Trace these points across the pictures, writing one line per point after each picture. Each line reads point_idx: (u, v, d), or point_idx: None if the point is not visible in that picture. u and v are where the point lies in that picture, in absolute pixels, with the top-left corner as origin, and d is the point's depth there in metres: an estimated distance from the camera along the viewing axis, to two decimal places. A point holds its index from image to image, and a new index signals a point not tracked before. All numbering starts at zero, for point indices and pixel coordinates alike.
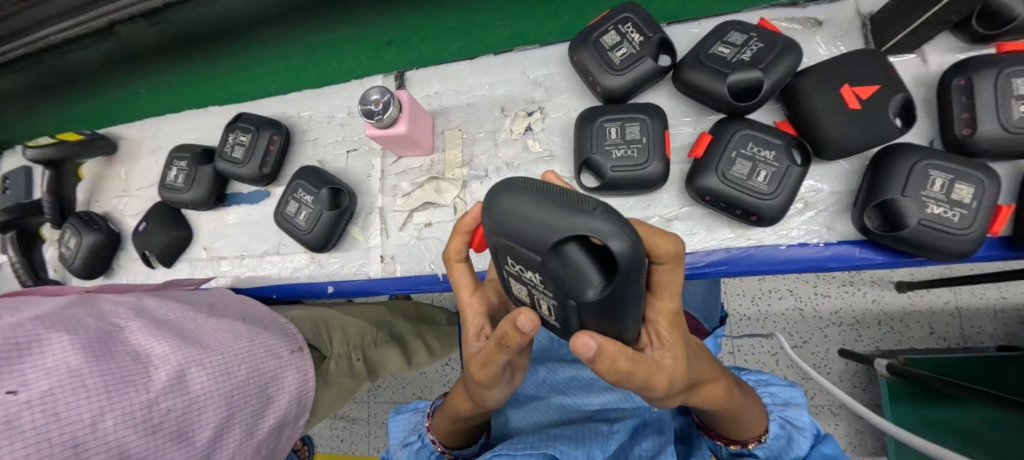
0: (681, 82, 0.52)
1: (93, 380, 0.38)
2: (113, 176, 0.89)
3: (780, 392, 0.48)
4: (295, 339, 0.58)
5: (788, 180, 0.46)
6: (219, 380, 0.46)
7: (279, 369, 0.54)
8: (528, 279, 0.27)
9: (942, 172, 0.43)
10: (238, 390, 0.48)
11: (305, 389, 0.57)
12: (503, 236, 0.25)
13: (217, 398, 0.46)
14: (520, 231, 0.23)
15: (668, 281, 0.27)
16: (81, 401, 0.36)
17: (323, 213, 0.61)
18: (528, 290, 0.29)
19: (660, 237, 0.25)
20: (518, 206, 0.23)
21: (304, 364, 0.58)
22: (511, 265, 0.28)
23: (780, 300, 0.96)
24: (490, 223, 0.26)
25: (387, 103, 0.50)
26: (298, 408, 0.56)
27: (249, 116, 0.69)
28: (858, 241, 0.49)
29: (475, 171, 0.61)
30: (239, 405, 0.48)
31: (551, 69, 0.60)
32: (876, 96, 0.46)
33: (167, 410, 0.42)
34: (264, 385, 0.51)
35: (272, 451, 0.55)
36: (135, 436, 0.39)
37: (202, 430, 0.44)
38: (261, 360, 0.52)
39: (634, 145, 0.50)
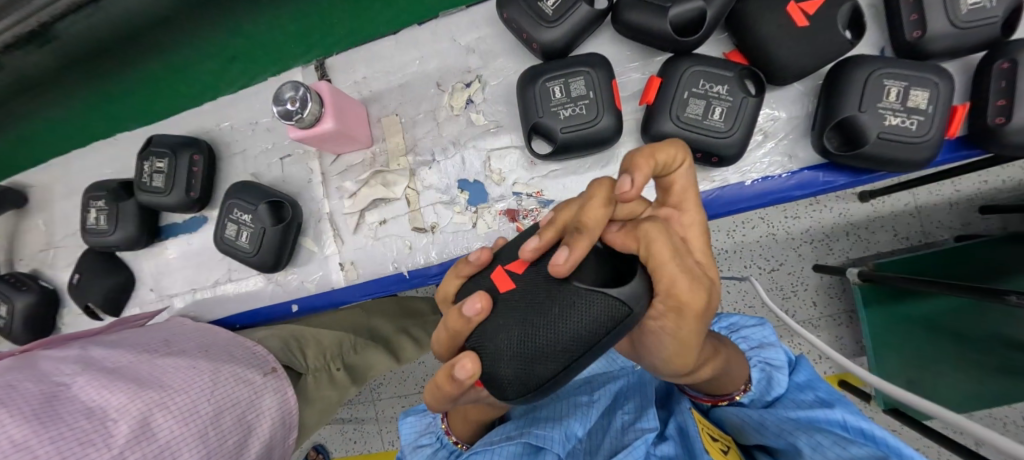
0: (621, 25, 0.48)
1: (43, 449, 0.34)
2: (31, 229, 0.80)
3: (752, 334, 0.49)
4: (266, 362, 0.55)
5: (743, 114, 0.44)
6: (187, 421, 0.43)
7: (255, 395, 0.51)
8: None
9: (896, 80, 0.41)
10: (213, 424, 0.45)
11: (287, 408, 0.55)
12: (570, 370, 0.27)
13: (190, 439, 0.43)
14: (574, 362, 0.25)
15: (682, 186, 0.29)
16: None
17: (267, 230, 0.56)
18: None
19: (668, 146, 0.26)
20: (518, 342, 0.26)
21: (280, 384, 0.55)
22: None
23: (753, 230, 0.97)
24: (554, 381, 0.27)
25: (304, 99, 0.45)
26: (284, 428, 0.54)
27: (161, 138, 0.61)
28: (819, 165, 0.48)
29: (421, 157, 0.56)
30: (219, 440, 0.45)
31: (482, 32, 0.55)
32: (822, 10, 0.43)
33: None
34: (242, 413, 0.49)
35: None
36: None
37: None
38: (233, 391, 0.49)
39: (581, 101, 0.46)
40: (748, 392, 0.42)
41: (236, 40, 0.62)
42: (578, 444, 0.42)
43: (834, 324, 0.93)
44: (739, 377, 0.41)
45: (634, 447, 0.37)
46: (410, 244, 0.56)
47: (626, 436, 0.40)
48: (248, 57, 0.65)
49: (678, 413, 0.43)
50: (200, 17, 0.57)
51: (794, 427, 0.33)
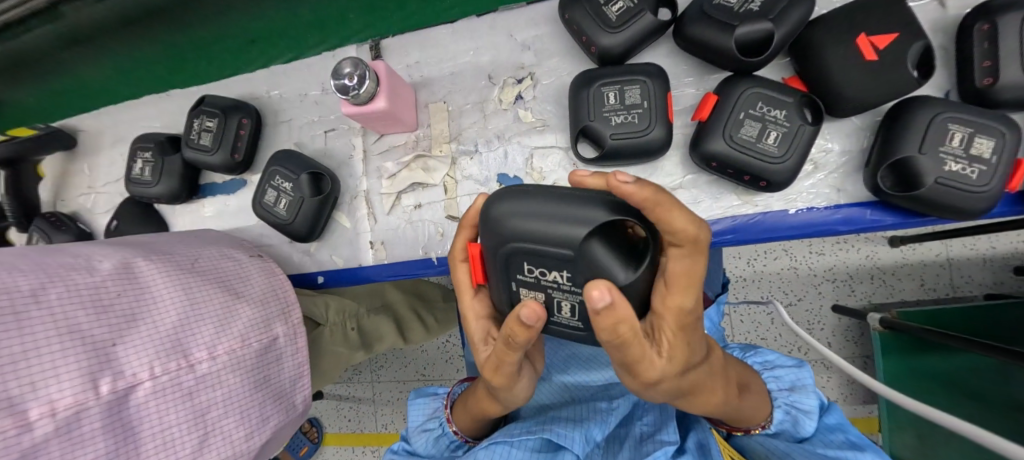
0: (683, 38, 0.48)
1: (27, 268, 0.35)
2: (77, 171, 0.83)
3: (786, 375, 0.46)
4: (252, 250, 0.57)
5: (799, 141, 0.44)
6: (171, 271, 0.43)
7: (241, 268, 0.52)
8: (552, 280, 0.29)
9: (961, 126, 0.40)
10: (201, 280, 0.45)
11: (280, 283, 0.54)
12: (528, 246, 0.27)
13: (173, 284, 0.42)
14: (539, 233, 0.27)
15: (675, 271, 0.26)
16: (17, 277, 0.33)
17: (306, 200, 0.57)
18: (547, 294, 0.30)
19: (675, 213, 0.23)
20: (509, 210, 0.27)
21: (266, 265, 0.55)
22: (530, 269, 0.29)
23: (775, 261, 0.95)
24: (507, 246, 0.28)
25: (362, 76, 0.46)
26: (282, 305, 0.53)
27: (213, 99, 0.63)
28: (868, 202, 0.47)
29: (464, 147, 0.57)
30: (204, 290, 0.44)
31: (539, 30, 0.55)
32: (894, 45, 0.42)
33: (119, 293, 0.38)
34: (227, 278, 0.49)
35: (278, 352, 0.50)
36: (85, 309, 0.35)
37: (170, 309, 0.41)
38: (217, 261, 0.50)
39: (634, 110, 0.46)
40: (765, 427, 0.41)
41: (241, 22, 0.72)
42: (595, 448, 0.42)
43: None
44: (759, 414, 0.40)
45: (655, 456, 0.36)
46: (442, 231, 0.57)
47: (645, 447, 0.40)
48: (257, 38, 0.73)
49: (698, 431, 0.43)
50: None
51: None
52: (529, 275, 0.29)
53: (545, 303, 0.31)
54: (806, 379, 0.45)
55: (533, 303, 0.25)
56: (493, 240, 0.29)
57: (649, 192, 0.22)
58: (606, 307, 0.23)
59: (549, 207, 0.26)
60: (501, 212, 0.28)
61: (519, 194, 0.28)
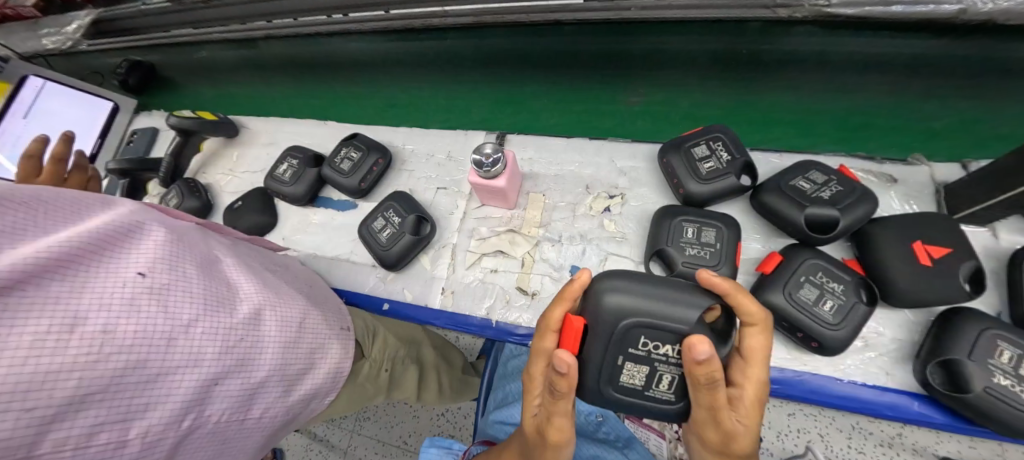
0: (758, 202, 0.58)
1: (200, 292, 0.41)
2: (225, 156, 1.01)
3: None
4: (344, 319, 0.64)
5: (853, 316, 0.49)
6: (281, 329, 0.50)
7: (327, 339, 0.58)
8: (663, 352, 0.40)
9: (1010, 345, 0.44)
10: (293, 345, 0.51)
11: (343, 367, 0.60)
12: (649, 321, 0.39)
13: (276, 344, 0.49)
14: (658, 312, 0.39)
15: (751, 346, 0.38)
16: (188, 304, 0.39)
17: (406, 236, 0.67)
18: (653, 367, 0.41)
19: (743, 296, 0.37)
20: (627, 300, 0.40)
21: (345, 343, 0.62)
22: (646, 343, 0.40)
23: (809, 441, 0.90)
24: (630, 321, 0.40)
25: (496, 159, 0.59)
26: (330, 384, 0.58)
27: (365, 139, 0.79)
28: (916, 394, 0.49)
29: (549, 234, 0.66)
30: (289, 357, 0.51)
31: (637, 162, 0.68)
32: (948, 257, 0.49)
33: (241, 338, 0.44)
34: (312, 349, 0.55)
35: (295, 416, 0.56)
36: (215, 350, 0.41)
37: (260, 368, 0.46)
38: (316, 326, 0.56)
39: (707, 247, 0.54)
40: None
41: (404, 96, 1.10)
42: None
43: None
44: None
45: None
46: (509, 298, 0.64)
47: None
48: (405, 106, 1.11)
49: None
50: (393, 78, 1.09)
51: None
52: (643, 348, 0.40)
53: (647, 377, 0.41)
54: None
55: (564, 354, 0.35)
56: (621, 315, 0.40)
57: (729, 284, 0.37)
58: (702, 361, 0.33)
59: (661, 294, 0.40)
60: (625, 293, 0.40)
61: (633, 281, 0.41)
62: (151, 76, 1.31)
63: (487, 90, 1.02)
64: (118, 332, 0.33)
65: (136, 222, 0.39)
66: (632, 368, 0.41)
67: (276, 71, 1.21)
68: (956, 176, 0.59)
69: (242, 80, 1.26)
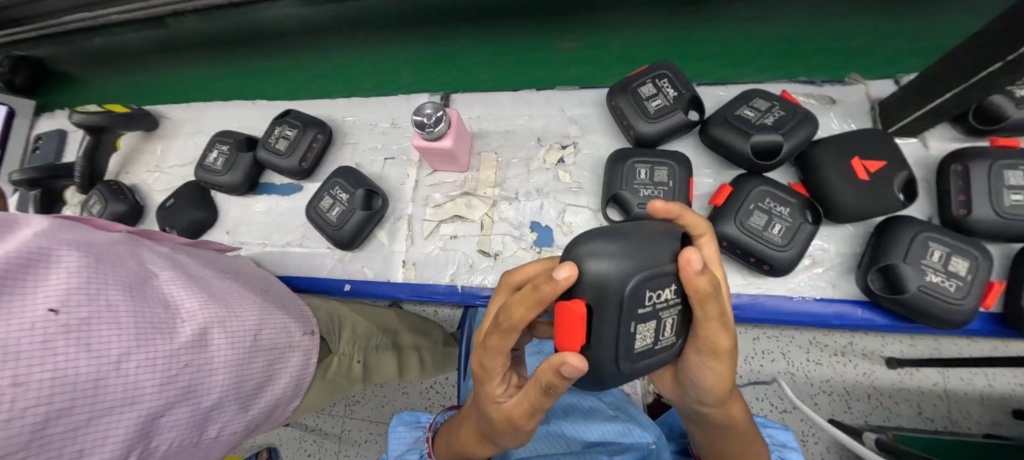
0: (707, 136, 0.57)
1: (128, 321, 0.39)
2: (149, 152, 0.92)
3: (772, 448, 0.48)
4: (309, 324, 0.61)
5: (800, 236, 0.50)
6: (233, 347, 0.48)
7: (288, 347, 0.56)
8: (665, 297, 0.33)
9: (940, 245, 0.47)
10: (247, 360, 0.49)
11: (305, 371, 0.59)
12: (648, 269, 0.31)
13: (228, 363, 0.47)
14: (647, 254, 0.32)
15: (712, 254, 0.36)
16: (115, 337, 0.37)
17: (356, 212, 0.63)
18: (660, 319, 0.34)
19: (695, 215, 0.35)
20: (616, 262, 0.32)
21: (310, 347, 0.60)
22: (652, 295, 0.32)
23: (772, 362, 0.97)
24: (632, 277, 0.31)
25: (438, 119, 0.55)
26: (295, 389, 0.58)
27: (298, 114, 0.73)
28: (860, 301, 0.52)
29: (506, 193, 0.65)
30: (245, 374, 0.49)
31: (587, 109, 0.66)
32: (883, 170, 0.51)
33: (184, 364, 0.42)
34: (272, 359, 0.53)
35: (258, 424, 0.56)
36: (152, 381, 0.39)
37: (210, 391, 0.45)
38: (275, 335, 0.54)
39: (661, 186, 0.54)
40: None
41: (329, 66, 1.01)
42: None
43: None
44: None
45: None
46: (472, 262, 0.62)
47: None
48: (331, 76, 1.02)
49: None
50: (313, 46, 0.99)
51: None
52: (650, 302, 0.32)
53: (656, 332, 0.34)
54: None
55: (575, 360, 0.27)
56: (617, 273, 0.31)
57: (671, 205, 0.34)
58: (701, 271, 0.28)
59: (633, 234, 0.33)
60: (603, 248, 0.32)
61: (603, 238, 0.33)
62: (46, 70, 1.16)
63: (417, 50, 0.95)
64: (32, 382, 0.32)
65: (43, 256, 0.36)
66: (643, 330, 0.33)
67: (183, 52, 1.07)
68: (889, 91, 0.61)
69: (145, 63, 1.12)
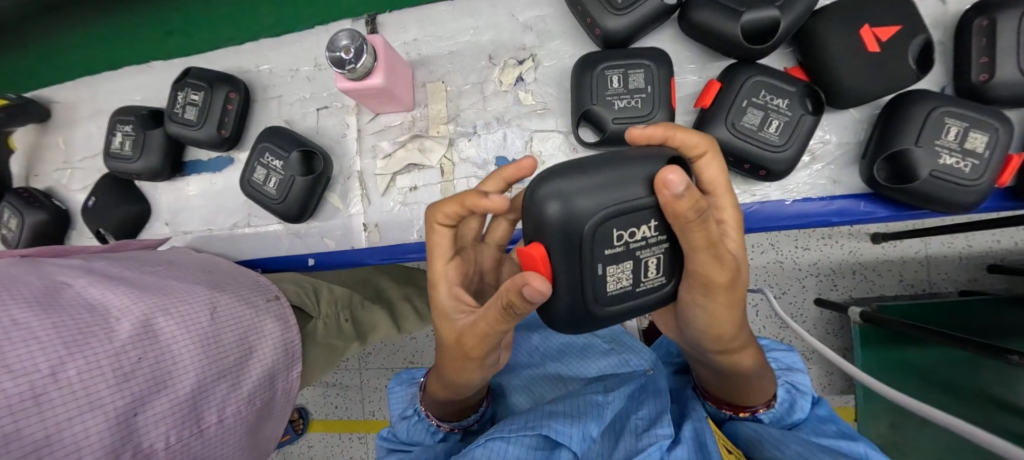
0: (687, 24, 0.48)
1: (44, 333, 0.32)
2: (52, 145, 0.78)
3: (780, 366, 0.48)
4: (270, 289, 0.55)
5: (799, 131, 0.44)
6: (191, 329, 0.41)
7: (257, 318, 0.50)
8: (641, 236, 0.27)
9: (957, 120, 0.41)
10: (216, 339, 0.43)
11: (290, 338, 0.53)
12: (614, 203, 0.26)
13: (194, 346, 0.41)
14: (618, 188, 0.26)
15: (715, 175, 0.31)
16: (36, 352, 0.31)
17: (296, 179, 0.55)
18: (640, 257, 0.28)
19: (687, 129, 0.30)
20: (589, 197, 0.26)
21: (283, 313, 0.54)
22: (620, 234, 0.27)
23: (762, 254, 0.96)
24: (591, 215, 0.26)
25: (359, 51, 0.44)
26: (286, 357, 0.52)
27: (199, 71, 0.60)
28: (862, 194, 0.48)
29: (462, 128, 0.56)
30: (221, 354, 0.43)
31: (542, 10, 0.54)
32: (896, 37, 0.43)
33: (139, 358, 0.36)
34: (244, 334, 0.47)
35: (268, 406, 0.51)
36: (105, 383, 0.33)
37: (186, 378, 0.39)
38: (236, 309, 0.48)
39: (638, 95, 0.45)
40: (770, 408, 0.41)
41: None
42: (594, 444, 0.39)
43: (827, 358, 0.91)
44: (761, 396, 0.41)
45: (650, 452, 0.36)
46: None
47: (641, 440, 0.39)
48: None
49: (694, 420, 0.42)
50: None
51: (793, 439, 0.34)
52: (619, 240, 0.27)
53: (633, 272, 0.29)
54: (803, 381, 0.45)
55: (535, 281, 0.24)
56: (571, 212, 0.26)
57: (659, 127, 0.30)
58: (687, 191, 0.22)
59: (610, 158, 0.27)
60: (566, 182, 0.26)
61: (569, 173, 0.27)
62: None
63: None
64: None
65: None
66: (615, 272, 0.28)
67: None
68: None
69: None
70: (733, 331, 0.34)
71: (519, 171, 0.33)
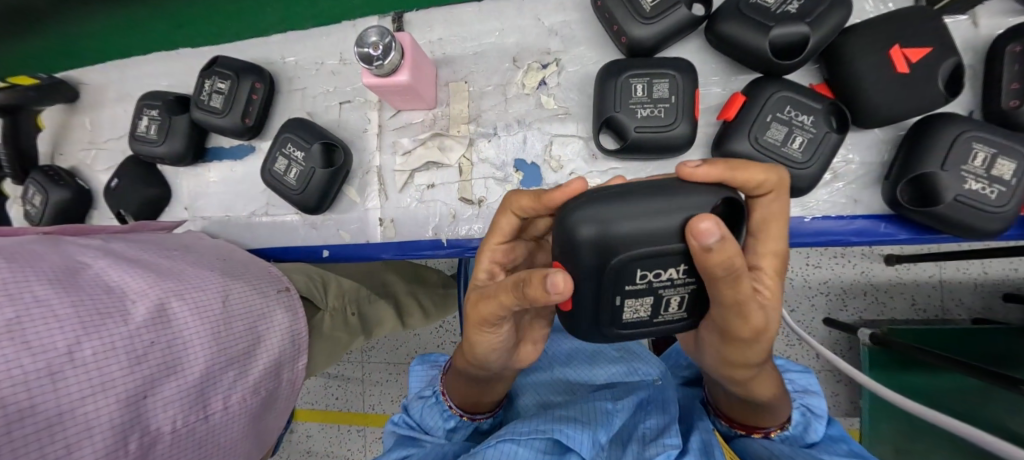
0: (714, 36, 0.48)
1: (63, 310, 0.33)
2: (78, 126, 0.80)
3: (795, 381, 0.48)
4: (281, 280, 0.56)
5: (823, 149, 0.44)
6: (203, 316, 0.42)
7: (267, 308, 0.50)
8: (666, 276, 0.28)
9: (984, 145, 0.40)
10: (226, 326, 0.44)
11: (297, 329, 0.54)
12: (647, 244, 0.26)
13: (205, 333, 0.42)
14: (656, 228, 0.25)
15: (771, 215, 0.31)
16: (54, 330, 0.31)
17: (316, 171, 0.55)
18: (661, 294, 0.29)
19: (752, 166, 0.28)
20: (624, 228, 0.25)
21: (292, 304, 0.55)
22: (644, 273, 0.27)
23: None
24: (620, 251, 0.26)
25: (388, 47, 0.44)
26: (293, 348, 0.53)
27: (227, 60, 0.61)
28: (882, 215, 0.47)
29: (482, 129, 0.56)
30: (229, 342, 0.44)
31: (568, 16, 0.55)
32: (926, 59, 0.42)
33: (151, 342, 0.37)
34: (253, 323, 0.48)
35: (273, 396, 0.51)
36: (119, 365, 0.34)
37: (195, 363, 0.40)
38: (247, 298, 0.49)
39: (661, 104, 0.45)
40: (783, 431, 0.41)
41: None
42: (602, 450, 0.39)
43: (834, 378, 0.90)
44: (778, 417, 0.40)
45: None
46: (454, 212, 0.56)
47: (648, 450, 0.39)
48: None
49: (701, 431, 0.42)
50: None
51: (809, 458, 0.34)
52: (643, 278, 0.28)
53: (653, 305, 0.30)
54: (818, 404, 0.44)
55: (560, 279, 0.24)
56: (600, 246, 0.26)
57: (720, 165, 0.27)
58: (720, 241, 0.22)
59: (656, 190, 0.26)
60: (604, 213, 0.26)
61: (605, 200, 0.26)
62: None
63: None
64: None
65: None
66: (632, 303, 0.29)
67: None
68: None
69: None
70: (751, 367, 0.35)
71: (564, 195, 0.29)
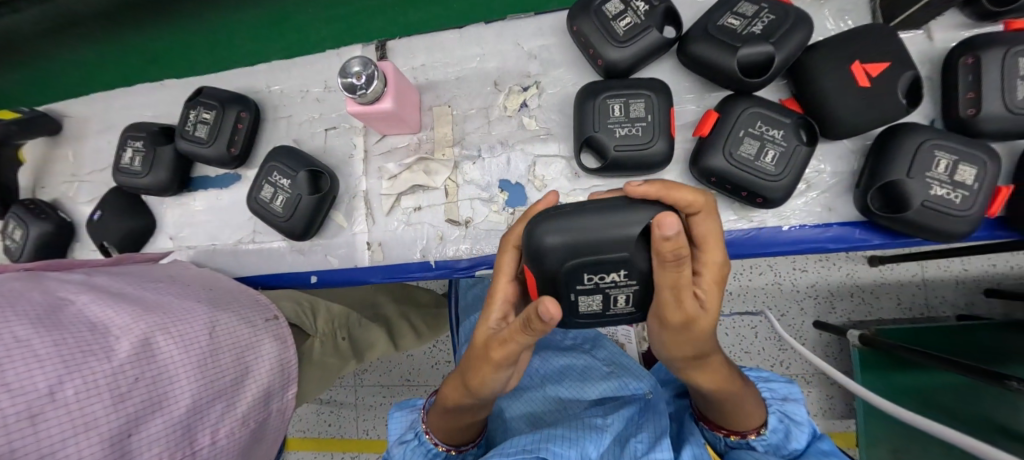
0: (685, 56, 0.50)
1: (45, 349, 0.32)
2: (61, 158, 0.80)
3: (780, 388, 0.49)
4: (269, 309, 0.55)
5: (794, 162, 0.45)
6: (189, 348, 0.42)
7: (255, 337, 0.50)
8: (610, 280, 0.31)
9: (946, 153, 0.42)
10: (213, 358, 0.43)
11: (285, 358, 0.53)
12: (586, 254, 0.30)
13: (191, 366, 0.41)
14: (600, 240, 0.29)
15: (708, 232, 0.30)
16: (36, 370, 0.31)
17: (303, 198, 0.56)
18: (607, 294, 0.32)
19: (682, 187, 0.29)
20: (571, 239, 0.30)
21: (280, 332, 0.54)
22: (591, 277, 0.31)
23: (760, 276, 0.97)
24: (569, 258, 0.30)
25: (370, 76, 0.45)
26: (281, 377, 0.52)
27: (213, 90, 0.62)
28: (856, 222, 0.49)
29: (467, 151, 0.57)
30: (216, 374, 0.43)
31: (546, 40, 0.57)
32: (885, 73, 0.45)
33: (135, 378, 0.36)
34: (240, 353, 0.47)
35: (261, 428, 0.50)
36: (102, 404, 0.33)
37: (181, 398, 0.39)
38: (234, 328, 0.48)
39: (638, 123, 0.47)
40: (761, 436, 0.42)
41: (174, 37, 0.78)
42: None
43: (827, 381, 0.91)
44: (754, 419, 0.42)
45: None
46: (442, 234, 0.57)
47: None
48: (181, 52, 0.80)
49: (693, 445, 0.42)
50: (145, 18, 0.75)
51: None
52: (590, 280, 0.31)
53: (603, 301, 0.33)
54: (796, 411, 0.45)
55: (550, 304, 0.25)
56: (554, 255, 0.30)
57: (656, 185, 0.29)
58: (676, 233, 0.23)
59: (602, 209, 0.30)
60: (558, 224, 0.30)
61: (561, 215, 0.30)
62: None
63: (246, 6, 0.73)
64: None
65: None
66: (585, 299, 0.33)
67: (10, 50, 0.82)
68: None
69: None
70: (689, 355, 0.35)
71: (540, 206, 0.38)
